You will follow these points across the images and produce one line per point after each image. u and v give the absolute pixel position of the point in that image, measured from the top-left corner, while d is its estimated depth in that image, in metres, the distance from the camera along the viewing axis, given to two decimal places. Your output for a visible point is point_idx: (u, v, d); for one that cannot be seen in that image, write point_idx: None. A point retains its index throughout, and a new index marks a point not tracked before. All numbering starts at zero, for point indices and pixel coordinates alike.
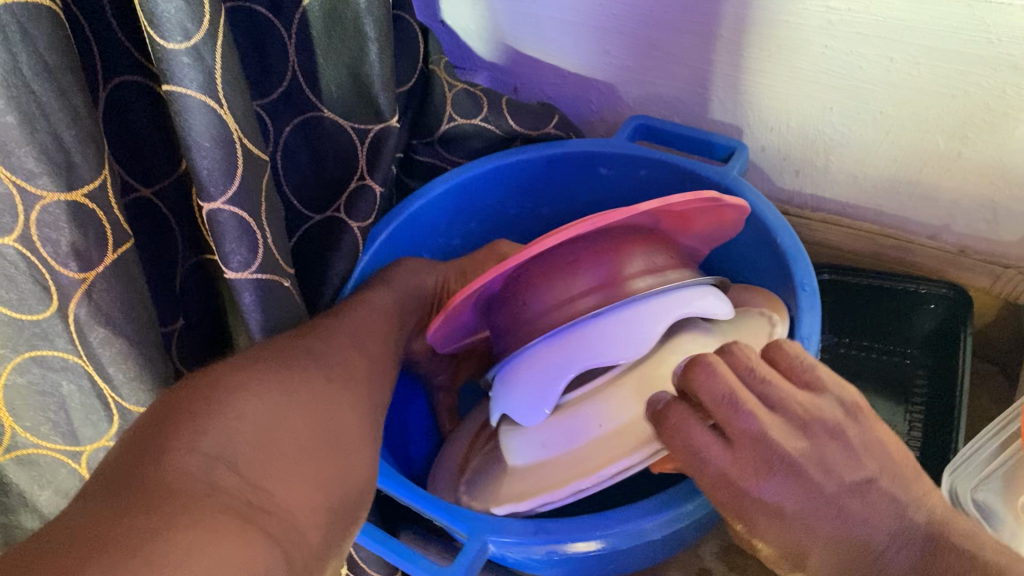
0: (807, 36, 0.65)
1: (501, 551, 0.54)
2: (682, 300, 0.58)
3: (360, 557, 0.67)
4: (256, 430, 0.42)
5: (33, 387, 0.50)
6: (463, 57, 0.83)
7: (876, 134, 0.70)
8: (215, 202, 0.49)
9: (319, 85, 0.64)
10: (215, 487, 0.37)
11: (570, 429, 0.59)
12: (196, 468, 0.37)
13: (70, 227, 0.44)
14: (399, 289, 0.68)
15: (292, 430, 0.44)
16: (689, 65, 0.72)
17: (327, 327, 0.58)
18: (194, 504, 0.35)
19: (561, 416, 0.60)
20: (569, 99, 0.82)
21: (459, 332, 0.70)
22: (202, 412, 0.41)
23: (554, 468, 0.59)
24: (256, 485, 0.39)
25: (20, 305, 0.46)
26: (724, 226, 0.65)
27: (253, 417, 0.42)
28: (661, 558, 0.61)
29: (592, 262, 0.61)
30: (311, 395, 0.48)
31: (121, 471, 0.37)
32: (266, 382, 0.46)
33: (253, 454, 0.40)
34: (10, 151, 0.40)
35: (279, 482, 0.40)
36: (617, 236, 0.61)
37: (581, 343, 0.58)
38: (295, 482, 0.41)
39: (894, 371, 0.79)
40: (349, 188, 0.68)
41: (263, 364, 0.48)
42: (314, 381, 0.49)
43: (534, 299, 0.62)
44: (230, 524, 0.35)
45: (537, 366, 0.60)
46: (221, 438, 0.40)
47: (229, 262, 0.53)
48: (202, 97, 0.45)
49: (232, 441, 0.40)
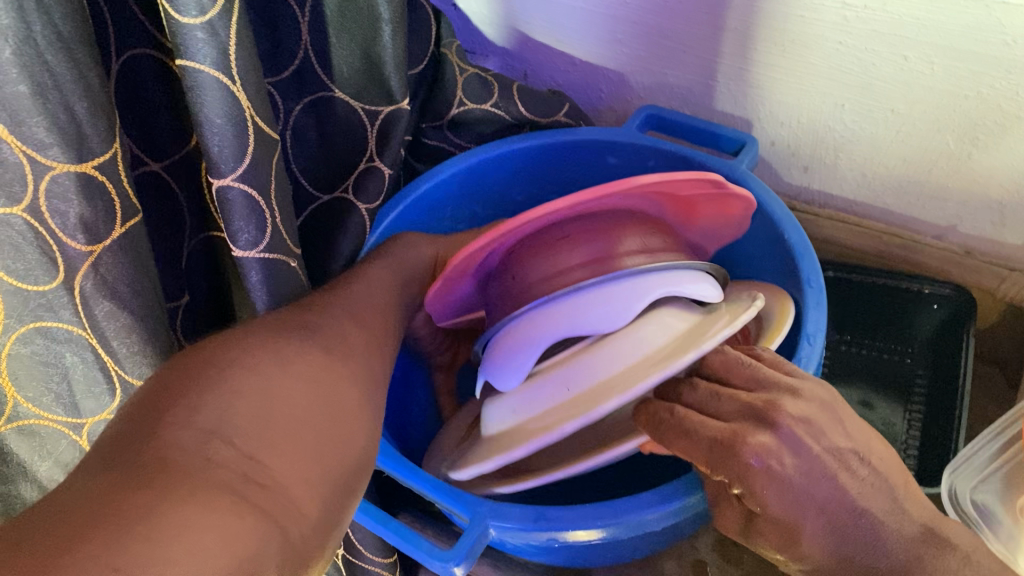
0: (821, 32, 0.65)
1: (502, 536, 0.54)
2: (664, 276, 0.58)
3: (358, 539, 0.67)
4: (255, 402, 0.42)
5: (37, 359, 0.49)
6: (474, 41, 0.83)
7: (885, 131, 0.70)
8: (225, 179, 0.49)
9: (330, 64, 0.63)
10: (213, 460, 0.37)
11: (541, 394, 0.58)
12: (194, 442, 0.37)
13: (79, 199, 0.44)
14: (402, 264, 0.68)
15: (299, 403, 0.44)
16: (700, 56, 0.72)
17: (333, 300, 0.58)
18: (190, 479, 0.35)
19: (542, 379, 0.58)
20: (579, 87, 0.82)
21: (457, 303, 0.70)
22: (210, 385, 0.41)
23: (525, 429, 0.57)
24: (253, 456, 0.39)
25: (26, 275, 0.45)
26: (730, 220, 0.66)
27: (260, 393, 0.43)
28: (656, 548, 0.61)
29: (587, 238, 0.61)
30: (313, 365, 0.48)
31: (124, 444, 0.37)
32: (279, 360, 0.46)
33: (249, 427, 0.40)
34: (21, 121, 0.40)
35: (283, 453, 0.40)
36: (618, 215, 0.62)
37: (559, 313, 0.58)
38: (303, 457, 0.41)
39: (893, 370, 0.80)
40: (357, 170, 0.68)
41: (270, 340, 0.48)
42: (314, 353, 0.49)
43: (530, 264, 0.62)
44: (224, 498, 0.35)
45: (522, 334, 0.59)
46: (233, 413, 0.40)
47: (237, 240, 0.53)
48: (215, 74, 0.45)
49: (230, 414, 0.40)
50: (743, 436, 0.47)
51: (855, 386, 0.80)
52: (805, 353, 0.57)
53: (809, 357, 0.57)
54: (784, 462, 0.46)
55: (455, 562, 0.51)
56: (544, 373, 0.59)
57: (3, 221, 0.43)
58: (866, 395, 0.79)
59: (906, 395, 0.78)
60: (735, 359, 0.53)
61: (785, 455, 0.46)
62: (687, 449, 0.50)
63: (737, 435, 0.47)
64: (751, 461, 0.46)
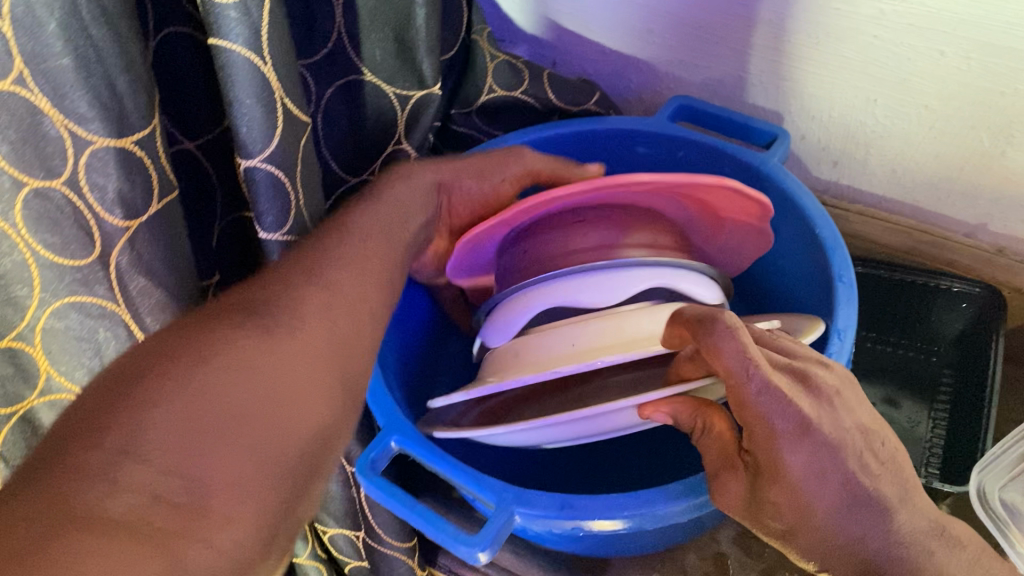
0: (858, 26, 0.64)
1: (526, 523, 0.53)
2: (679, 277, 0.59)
3: (377, 522, 0.67)
4: (195, 395, 0.32)
5: (70, 333, 0.49)
6: (504, 29, 0.82)
7: (918, 127, 0.69)
8: (253, 159, 0.49)
9: (362, 47, 0.63)
10: (119, 483, 0.29)
11: (540, 344, 0.58)
12: (95, 464, 0.29)
13: (118, 173, 0.45)
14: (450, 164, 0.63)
15: (302, 371, 0.37)
16: (733, 47, 0.71)
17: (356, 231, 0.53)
18: (95, 512, 0.28)
19: (545, 332, 0.59)
20: (608, 76, 0.82)
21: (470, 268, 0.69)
22: (138, 386, 0.32)
23: (517, 371, 0.57)
24: (178, 470, 0.30)
25: (63, 249, 0.45)
26: (755, 223, 0.66)
27: (202, 386, 0.33)
28: (679, 540, 0.62)
29: (602, 226, 0.61)
30: (290, 350, 0.38)
31: (18, 480, 0.29)
32: (234, 341, 0.36)
33: (179, 433, 0.31)
34: (64, 95, 0.41)
35: (216, 463, 0.31)
36: (632, 210, 0.62)
37: (576, 282, 0.58)
38: (254, 462, 0.32)
39: (918, 368, 0.79)
40: (384, 152, 0.69)
41: (231, 323, 0.38)
42: (309, 321, 0.40)
43: (553, 241, 0.62)
44: (131, 536, 0.28)
45: (527, 302, 0.60)
46: (163, 422, 0.31)
47: (262, 220, 0.53)
48: (247, 54, 0.45)
49: (159, 414, 0.31)
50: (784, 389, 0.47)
51: (880, 384, 0.79)
52: (836, 348, 0.57)
53: (840, 352, 0.57)
54: (820, 424, 0.46)
55: (480, 548, 0.50)
56: (546, 330, 0.59)
57: (42, 194, 0.43)
58: (892, 393, 0.78)
59: (932, 394, 0.77)
60: (758, 331, 0.54)
61: (822, 417, 0.47)
62: (716, 373, 0.48)
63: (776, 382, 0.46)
64: (782, 416, 0.46)
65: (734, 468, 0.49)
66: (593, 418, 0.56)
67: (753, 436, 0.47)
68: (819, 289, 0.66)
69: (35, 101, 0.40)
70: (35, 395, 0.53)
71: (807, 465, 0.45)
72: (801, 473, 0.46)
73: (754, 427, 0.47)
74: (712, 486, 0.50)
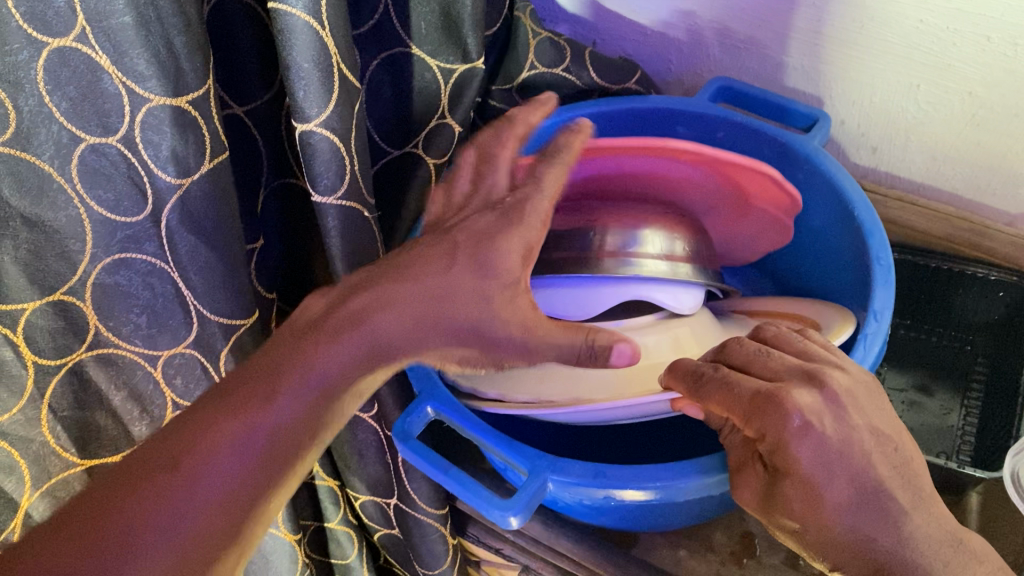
0: (902, 10, 0.64)
1: (559, 490, 0.54)
2: (674, 304, 0.62)
3: (413, 489, 0.68)
4: None
5: (120, 290, 0.50)
6: (545, 8, 0.83)
7: (959, 114, 0.69)
8: (309, 123, 0.50)
9: (408, 19, 0.64)
10: None
11: None
12: None
13: (172, 131, 0.46)
14: (435, 325, 0.46)
15: None
16: (775, 30, 0.71)
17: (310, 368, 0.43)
18: None
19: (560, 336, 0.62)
20: (649, 56, 0.82)
21: None
22: None
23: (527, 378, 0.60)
24: None
25: (116, 206, 0.47)
26: (779, 203, 0.68)
27: None
28: (708, 515, 0.62)
29: (625, 208, 0.64)
30: None
31: None
32: None
33: None
34: (123, 53, 0.42)
35: None
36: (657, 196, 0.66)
37: (577, 301, 0.61)
38: None
39: (952, 357, 0.79)
40: (428, 126, 0.69)
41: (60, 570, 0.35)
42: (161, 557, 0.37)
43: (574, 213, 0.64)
44: None
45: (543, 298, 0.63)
46: None
47: (317, 184, 0.53)
48: (306, 18, 0.46)
49: None
50: (785, 393, 0.47)
51: (910, 372, 0.80)
52: (872, 329, 0.57)
53: (876, 333, 0.57)
54: (824, 423, 0.46)
55: (514, 512, 0.51)
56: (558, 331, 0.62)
57: (99, 150, 0.45)
58: (924, 381, 0.78)
59: (964, 385, 0.77)
60: (785, 334, 0.55)
61: (826, 418, 0.47)
62: (722, 401, 0.48)
63: (779, 389, 0.47)
64: (793, 416, 0.46)
65: (754, 468, 0.49)
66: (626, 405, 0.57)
67: (765, 440, 0.47)
68: (857, 273, 0.66)
69: (96, 57, 0.42)
70: (84, 349, 0.51)
71: (813, 456, 0.45)
72: (810, 465, 0.45)
73: (764, 429, 0.46)
74: (734, 481, 0.50)
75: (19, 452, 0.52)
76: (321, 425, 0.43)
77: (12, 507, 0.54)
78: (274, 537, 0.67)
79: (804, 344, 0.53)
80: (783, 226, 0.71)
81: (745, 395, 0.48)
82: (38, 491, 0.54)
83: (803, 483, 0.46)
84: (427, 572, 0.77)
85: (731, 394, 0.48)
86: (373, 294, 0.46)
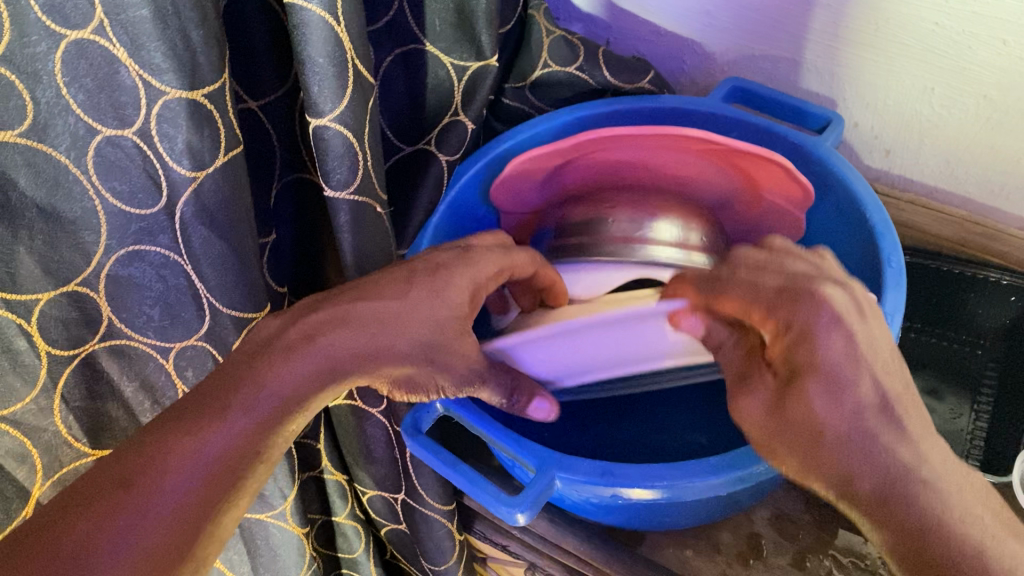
0: (917, 12, 0.64)
1: (566, 487, 0.54)
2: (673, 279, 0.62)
3: (420, 483, 0.68)
4: None
5: (134, 282, 0.51)
6: (560, 8, 0.83)
7: (973, 117, 0.69)
8: (323, 118, 0.50)
9: (424, 18, 0.64)
10: None
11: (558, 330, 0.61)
12: None
13: (187, 125, 0.46)
14: (382, 348, 0.51)
15: None
16: (789, 31, 0.71)
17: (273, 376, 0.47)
18: None
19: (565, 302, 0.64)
20: (663, 56, 0.82)
21: (516, 204, 0.74)
22: None
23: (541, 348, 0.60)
24: None
25: (131, 198, 0.48)
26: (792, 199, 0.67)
27: None
28: (715, 516, 0.62)
29: (637, 203, 0.65)
30: None
31: None
32: None
33: None
34: (141, 45, 0.43)
35: None
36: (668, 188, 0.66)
37: (588, 280, 0.63)
38: None
39: (961, 361, 0.77)
40: (441, 123, 0.70)
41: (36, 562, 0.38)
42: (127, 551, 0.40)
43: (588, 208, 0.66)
44: None
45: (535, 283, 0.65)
46: None
47: (330, 179, 0.53)
48: (322, 13, 0.46)
49: None
50: (813, 287, 0.49)
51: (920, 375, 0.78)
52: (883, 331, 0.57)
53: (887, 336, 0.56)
54: (853, 318, 0.48)
55: (521, 508, 0.51)
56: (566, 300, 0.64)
57: (114, 142, 0.45)
58: (934, 385, 0.77)
59: (975, 390, 0.76)
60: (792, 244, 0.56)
61: (853, 314, 0.48)
62: (741, 291, 0.52)
63: (802, 284, 0.50)
64: (821, 305, 0.48)
65: (763, 378, 0.50)
66: (636, 335, 0.59)
67: (791, 329, 0.48)
68: (868, 276, 0.66)
69: (113, 49, 0.42)
70: (97, 340, 0.51)
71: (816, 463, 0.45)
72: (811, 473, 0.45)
73: (793, 319, 0.48)
74: (750, 386, 0.51)
75: (31, 441, 0.52)
76: (269, 446, 0.46)
77: (24, 495, 0.54)
78: (281, 529, 0.67)
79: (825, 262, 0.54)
80: (796, 221, 0.70)
81: (768, 287, 0.51)
82: (48, 480, 0.55)
83: (830, 383, 0.45)
84: (433, 567, 0.77)
85: (750, 288, 0.52)
86: (328, 312, 0.50)
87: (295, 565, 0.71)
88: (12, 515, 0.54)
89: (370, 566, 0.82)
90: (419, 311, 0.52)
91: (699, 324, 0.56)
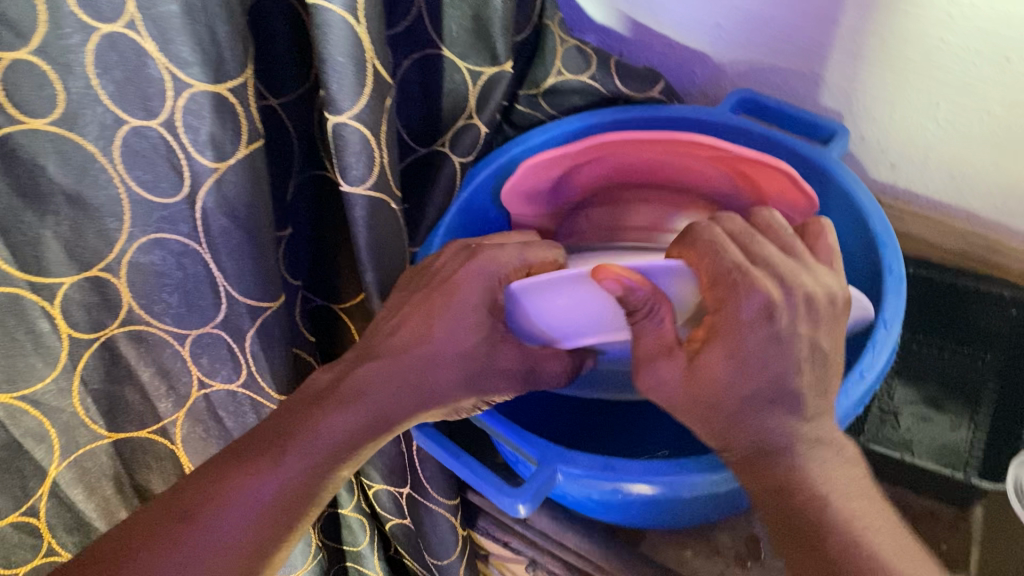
0: (924, 29, 0.65)
1: (569, 480, 0.55)
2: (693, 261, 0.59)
3: (424, 476, 0.69)
4: None
5: (154, 269, 0.52)
6: (574, 18, 0.85)
7: (976, 132, 0.70)
8: (342, 116, 0.52)
9: (441, 23, 0.66)
10: None
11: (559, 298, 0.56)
12: None
13: (211, 117, 0.48)
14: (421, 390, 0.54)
15: None
16: (800, 46, 0.73)
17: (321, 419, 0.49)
18: None
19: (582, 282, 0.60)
20: (672, 68, 0.84)
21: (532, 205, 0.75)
22: None
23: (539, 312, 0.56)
24: None
25: (155, 186, 0.49)
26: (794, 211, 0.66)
27: None
28: (717, 514, 0.63)
29: (662, 206, 0.68)
30: None
31: None
32: None
33: None
34: (169, 39, 0.44)
35: None
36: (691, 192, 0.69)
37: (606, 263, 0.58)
38: None
39: (965, 372, 0.76)
40: (456, 124, 0.72)
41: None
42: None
43: (610, 213, 0.69)
44: None
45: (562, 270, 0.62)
46: None
47: (347, 175, 0.55)
48: (342, 14, 0.47)
49: None
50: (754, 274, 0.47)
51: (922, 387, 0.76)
52: (881, 336, 0.58)
53: (885, 340, 0.58)
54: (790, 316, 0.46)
55: (522, 500, 0.53)
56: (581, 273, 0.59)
57: (140, 132, 0.47)
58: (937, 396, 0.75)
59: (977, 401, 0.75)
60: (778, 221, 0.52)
61: (801, 311, 0.47)
62: (701, 255, 0.49)
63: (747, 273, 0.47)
64: (750, 296, 0.46)
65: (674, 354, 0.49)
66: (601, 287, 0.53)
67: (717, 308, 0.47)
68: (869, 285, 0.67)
69: (143, 43, 0.44)
70: (117, 324, 0.53)
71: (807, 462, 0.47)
72: None
73: (725, 300, 0.47)
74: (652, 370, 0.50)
75: (50, 421, 0.54)
76: (319, 492, 0.48)
77: (42, 473, 0.56)
78: None
79: (789, 240, 0.51)
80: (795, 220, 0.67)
81: (721, 262, 0.48)
82: (66, 461, 0.57)
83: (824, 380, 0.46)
84: (436, 561, 0.78)
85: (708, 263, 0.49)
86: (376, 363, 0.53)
87: (301, 554, 0.72)
88: (30, 493, 0.56)
89: (374, 559, 0.83)
90: (445, 349, 0.55)
91: (619, 286, 0.50)
